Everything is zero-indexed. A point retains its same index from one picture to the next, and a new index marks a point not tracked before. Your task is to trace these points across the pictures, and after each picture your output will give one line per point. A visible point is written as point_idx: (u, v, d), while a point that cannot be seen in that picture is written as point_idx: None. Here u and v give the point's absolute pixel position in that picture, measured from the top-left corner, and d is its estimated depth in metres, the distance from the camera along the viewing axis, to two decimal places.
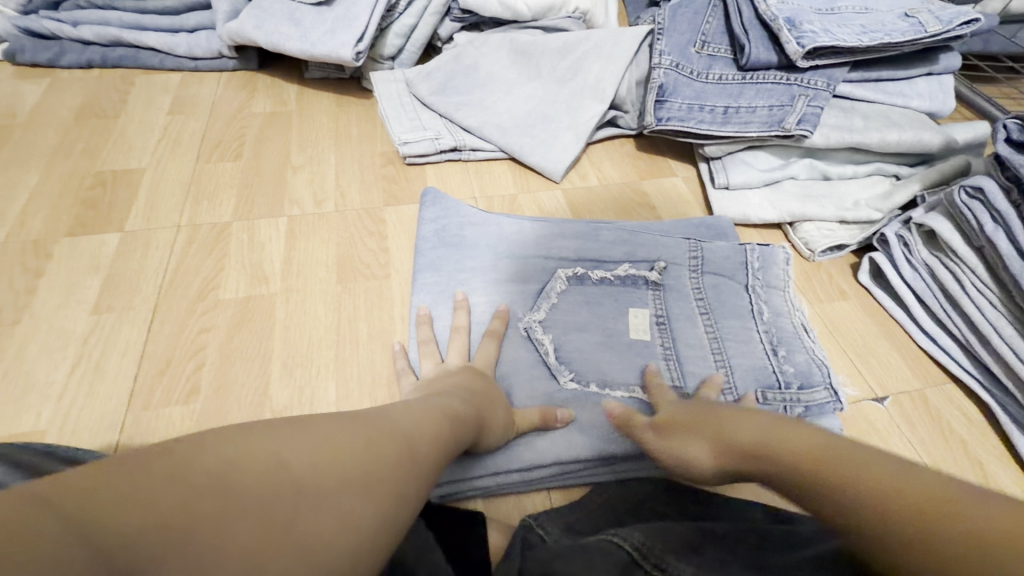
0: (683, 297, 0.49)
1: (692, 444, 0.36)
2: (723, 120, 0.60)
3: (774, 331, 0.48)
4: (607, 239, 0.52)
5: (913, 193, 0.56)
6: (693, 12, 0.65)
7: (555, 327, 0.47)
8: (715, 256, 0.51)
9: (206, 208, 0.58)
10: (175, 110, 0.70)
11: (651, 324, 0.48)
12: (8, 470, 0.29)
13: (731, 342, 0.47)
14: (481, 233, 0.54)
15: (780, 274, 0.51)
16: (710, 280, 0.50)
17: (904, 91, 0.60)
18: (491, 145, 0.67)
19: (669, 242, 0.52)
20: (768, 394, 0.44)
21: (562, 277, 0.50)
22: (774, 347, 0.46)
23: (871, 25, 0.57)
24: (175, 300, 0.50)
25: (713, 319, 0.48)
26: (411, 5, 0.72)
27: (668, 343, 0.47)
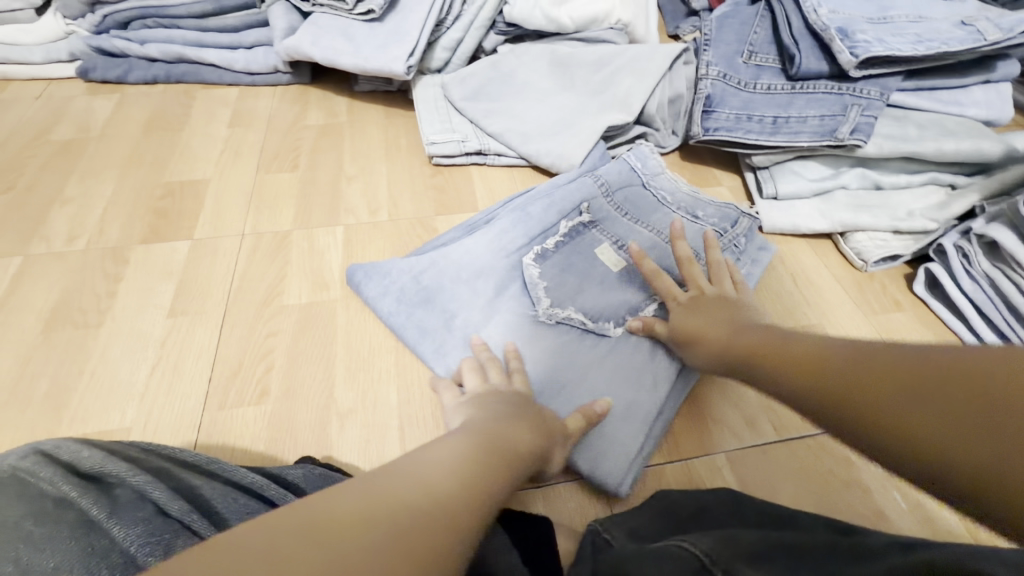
0: (613, 216, 0.56)
1: (700, 346, 0.42)
2: (773, 129, 0.60)
3: (682, 203, 0.58)
4: (532, 211, 0.55)
5: (972, 203, 0.56)
6: (740, 23, 0.66)
7: (568, 303, 0.49)
8: (610, 177, 0.59)
9: (268, 217, 0.61)
10: (234, 122, 0.73)
11: (617, 250, 0.54)
12: (120, 463, 0.31)
13: (668, 225, 0.56)
14: (496, 234, 0.54)
15: (655, 164, 0.62)
16: (621, 195, 0.58)
17: (960, 99, 0.59)
18: (513, 152, 0.68)
19: (574, 188, 0.58)
20: (718, 241, 0.55)
21: (531, 262, 0.52)
22: (692, 212, 0.57)
23: (927, 33, 0.57)
24: (243, 304, 0.52)
25: (645, 220, 0.57)
26: (458, 20, 0.75)
27: (639, 255, 0.53)
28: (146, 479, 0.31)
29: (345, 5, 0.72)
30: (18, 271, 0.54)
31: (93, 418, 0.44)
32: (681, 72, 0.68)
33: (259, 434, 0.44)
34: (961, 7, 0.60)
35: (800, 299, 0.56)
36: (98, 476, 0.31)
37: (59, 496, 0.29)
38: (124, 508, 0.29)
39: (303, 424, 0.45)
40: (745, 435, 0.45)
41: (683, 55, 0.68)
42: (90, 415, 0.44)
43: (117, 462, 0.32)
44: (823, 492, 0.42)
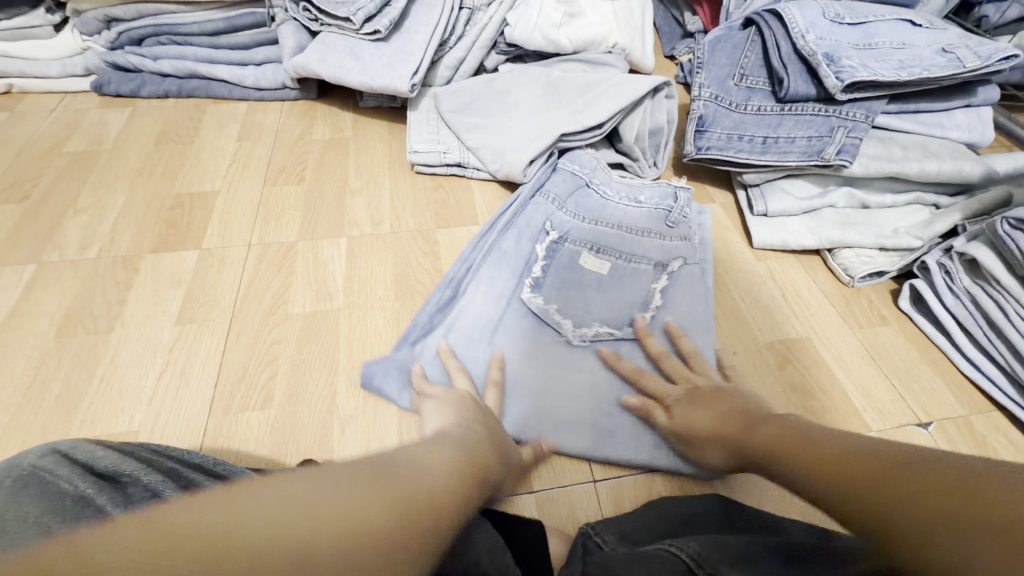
0: (577, 225, 0.60)
1: (709, 447, 0.42)
2: (763, 149, 0.62)
3: (625, 190, 0.64)
4: (505, 245, 0.58)
5: (955, 222, 0.57)
6: (732, 46, 0.68)
7: (577, 317, 0.53)
8: (557, 190, 0.64)
9: (274, 228, 0.63)
10: (243, 136, 0.75)
11: (594, 256, 0.58)
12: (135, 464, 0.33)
13: (622, 216, 0.62)
14: (496, 265, 0.57)
15: (591, 160, 0.67)
16: (572, 201, 0.63)
17: (942, 122, 0.62)
18: (486, 168, 0.69)
19: (534, 219, 0.61)
20: (672, 217, 0.61)
21: (529, 295, 0.54)
22: (635, 197, 0.63)
23: (909, 60, 0.59)
24: (250, 312, 0.54)
25: (600, 217, 0.61)
26: (461, 41, 0.78)
27: (615, 256, 0.57)
28: (157, 479, 0.32)
29: (352, 25, 0.74)
30: (32, 278, 0.56)
31: (103, 421, 0.46)
32: (664, 105, 0.70)
33: (263, 439, 0.45)
34: (943, 35, 0.63)
35: (789, 313, 0.57)
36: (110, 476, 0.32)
37: (77, 494, 0.30)
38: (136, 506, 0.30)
39: (305, 428, 0.46)
40: None
41: (666, 88, 0.69)
42: (100, 418, 0.46)
43: (130, 462, 0.33)
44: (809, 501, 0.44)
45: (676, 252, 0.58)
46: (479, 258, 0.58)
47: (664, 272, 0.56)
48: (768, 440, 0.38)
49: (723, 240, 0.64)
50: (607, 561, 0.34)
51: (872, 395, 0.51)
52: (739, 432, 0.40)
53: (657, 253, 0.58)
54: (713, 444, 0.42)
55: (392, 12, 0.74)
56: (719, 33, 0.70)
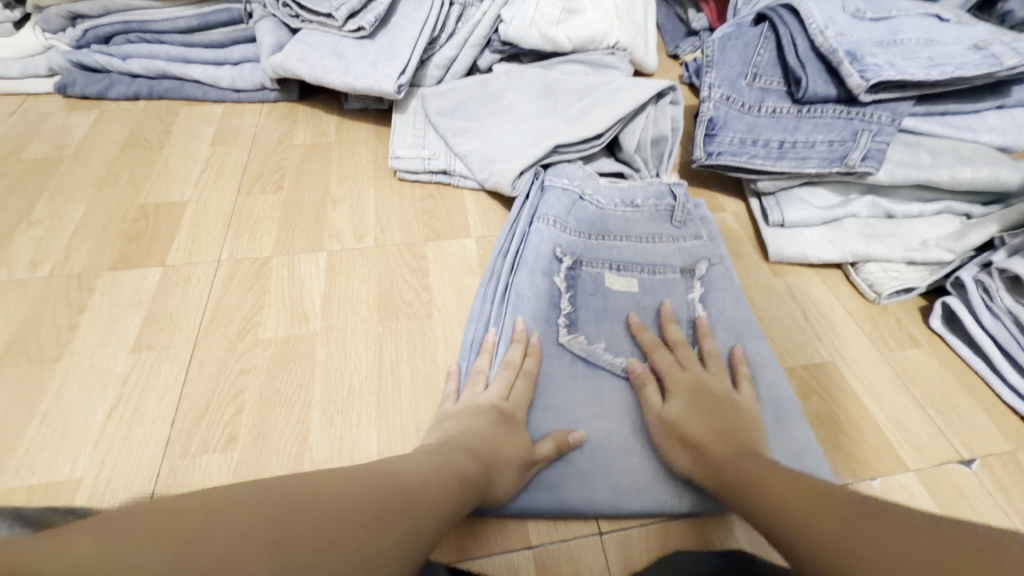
0: (586, 245, 0.54)
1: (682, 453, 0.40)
2: (779, 155, 0.58)
3: (619, 195, 0.59)
4: (523, 287, 0.50)
5: (991, 234, 0.52)
6: (743, 44, 0.63)
7: (629, 351, 0.47)
8: (552, 211, 0.56)
9: (247, 242, 0.57)
10: (217, 141, 0.70)
11: (616, 274, 0.52)
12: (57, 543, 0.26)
13: (623, 225, 0.57)
14: (521, 303, 0.49)
15: (577, 171, 0.61)
16: (572, 218, 0.56)
17: (974, 125, 0.57)
18: (474, 177, 0.65)
19: (544, 251, 0.53)
20: (678, 216, 0.57)
21: (569, 337, 0.48)
22: (631, 203, 0.58)
23: (939, 57, 0.54)
24: (216, 337, 0.49)
25: (603, 231, 0.56)
26: (451, 38, 0.73)
27: (637, 271, 0.52)
28: None
29: (334, 21, 0.69)
30: None
31: (40, 466, 0.40)
32: (669, 110, 0.64)
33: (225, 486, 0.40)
34: (973, 30, 0.58)
35: (811, 335, 0.52)
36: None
37: None
38: None
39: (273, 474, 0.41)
40: None
41: (669, 93, 0.64)
42: (37, 463, 0.40)
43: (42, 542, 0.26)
44: None
45: (696, 252, 0.54)
46: (504, 303, 0.49)
47: (691, 277, 0.52)
48: (743, 471, 0.36)
49: (736, 252, 0.59)
50: None
51: (907, 429, 0.46)
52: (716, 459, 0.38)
53: (677, 258, 0.54)
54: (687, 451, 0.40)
55: (378, 7, 0.69)
56: (722, 36, 0.65)
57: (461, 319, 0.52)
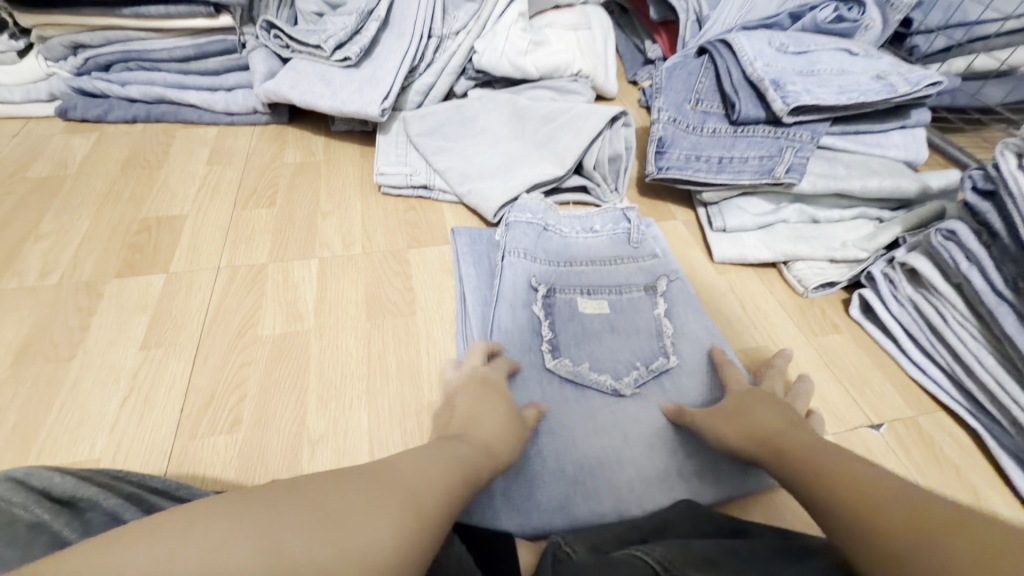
0: (557, 272, 0.60)
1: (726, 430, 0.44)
2: (718, 169, 0.66)
3: (580, 224, 0.66)
4: (507, 319, 0.55)
5: (896, 235, 0.61)
6: (687, 73, 0.72)
7: (610, 369, 0.52)
8: (521, 244, 0.61)
9: (244, 251, 0.63)
10: (213, 161, 0.75)
11: (587, 298, 0.58)
12: (104, 489, 0.32)
13: (586, 251, 0.63)
14: (505, 328, 0.54)
15: (540, 206, 0.66)
16: (540, 249, 0.62)
17: (881, 142, 0.66)
18: (453, 191, 0.72)
19: (522, 283, 0.58)
20: (636, 237, 0.64)
21: (555, 362, 0.52)
22: (591, 231, 0.65)
23: (848, 85, 0.64)
24: (218, 336, 0.54)
25: (570, 258, 0.62)
26: (430, 67, 0.80)
27: (606, 294, 0.58)
28: (117, 501, 0.30)
29: (323, 52, 0.76)
30: None
31: (61, 450, 0.45)
32: (624, 132, 0.72)
33: (231, 463, 0.45)
34: (877, 62, 0.68)
35: (749, 324, 0.60)
36: (55, 494, 0.30)
37: (33, 519, 0.28)
38: (95, 529, 0.28)
39: (274, 451, 0.46)
40: (698, 452, 0.47)
41: (622, 116, 0.72)
42: (57, 448, 0.45)
43: (89, 486, 0.31)
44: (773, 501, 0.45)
45: (656, 270, 0.61)
46: (493, 337, 0.54)
47: (654, 293, 0.59)
48: (787, 441, 0.40)
49: (685, 254, 0.67)
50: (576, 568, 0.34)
51: (828, 401, 0.53)
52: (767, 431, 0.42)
53: (638, 278, 0.60)
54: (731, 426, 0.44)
55: (362, 39, 0.76)
56: (665, 75, 0.73)
57: (441, 316, 0.58)
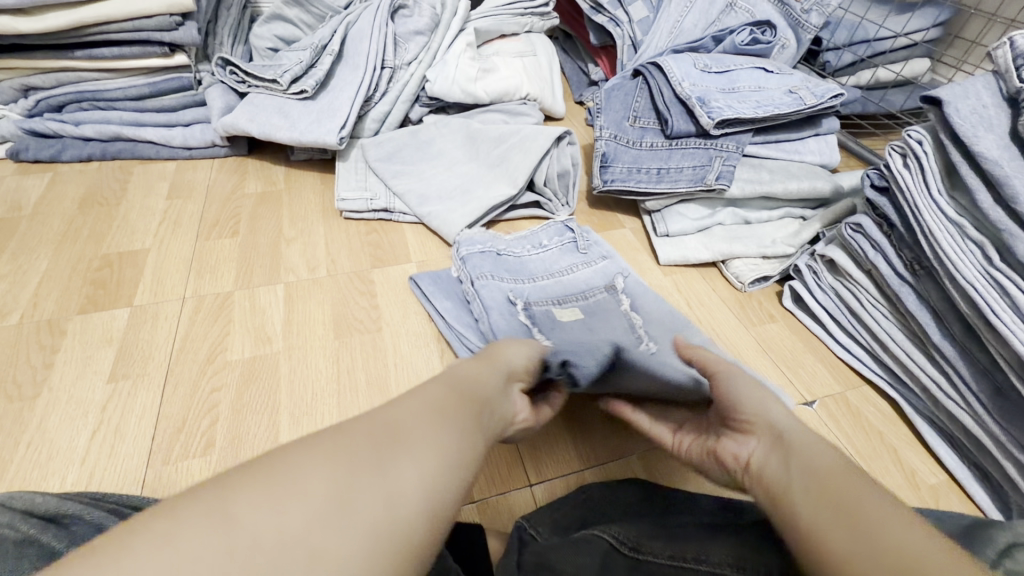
0: (527, 288, 0.62)
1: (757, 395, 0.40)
2: (658, 179, 0.72)
3: (528, 242, 0.69)
4: (498, 332, 0.55)
5: (817, 230, 0.68)
6: (624, 94, 0.78)
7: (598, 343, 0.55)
8: (484, 269, 0.63)
9: (209, 280, 0.64)
10: (173, 195, 0.77)
11: (558, 307, 0.60)
12: (86, 508, 0.33)
13: (541, 267, 0.66)
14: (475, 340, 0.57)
15: (483, 238, 0.68)
16: (503, 271, 0.64)
17: (799, 149, 0.74)
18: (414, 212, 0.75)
19: (500, 299, 0.59)
20: (583, 245, 0.69)
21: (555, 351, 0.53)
22: (540, 246, 0.69)
23: (764, 100, 0.71)
24: (187, 364, 0.55)
25: (531, 276, 0.64)
26: (385, 96, 0.84)
27: (574, 300, 0.61)
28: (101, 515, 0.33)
29: (279, 86, 0.79)
30: None
31: (30, 487, 0.45)
32: (569, 150, 0.78)
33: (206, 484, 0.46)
34: (790, 78, 0.75)
35: (694, 319, 0.65)
36: (42, 514, 0.32)
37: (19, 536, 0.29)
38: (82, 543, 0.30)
39: None
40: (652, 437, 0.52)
41: (567, 136, 0.77)
42: (27, 484, 0.45)
43: (72, 505, 0.33)
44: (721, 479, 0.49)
45: (609, 271, 0.66)
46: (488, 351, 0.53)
47: (615, 292, 0.63)
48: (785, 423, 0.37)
49: (634, 259, 0.73)
50: (542, 551, 0.37)
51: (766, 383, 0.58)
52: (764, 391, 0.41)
53: (599, 280, 0.64)
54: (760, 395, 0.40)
55: (317, 73, 0.80)
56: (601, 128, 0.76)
57: (407, 330, 0.61)
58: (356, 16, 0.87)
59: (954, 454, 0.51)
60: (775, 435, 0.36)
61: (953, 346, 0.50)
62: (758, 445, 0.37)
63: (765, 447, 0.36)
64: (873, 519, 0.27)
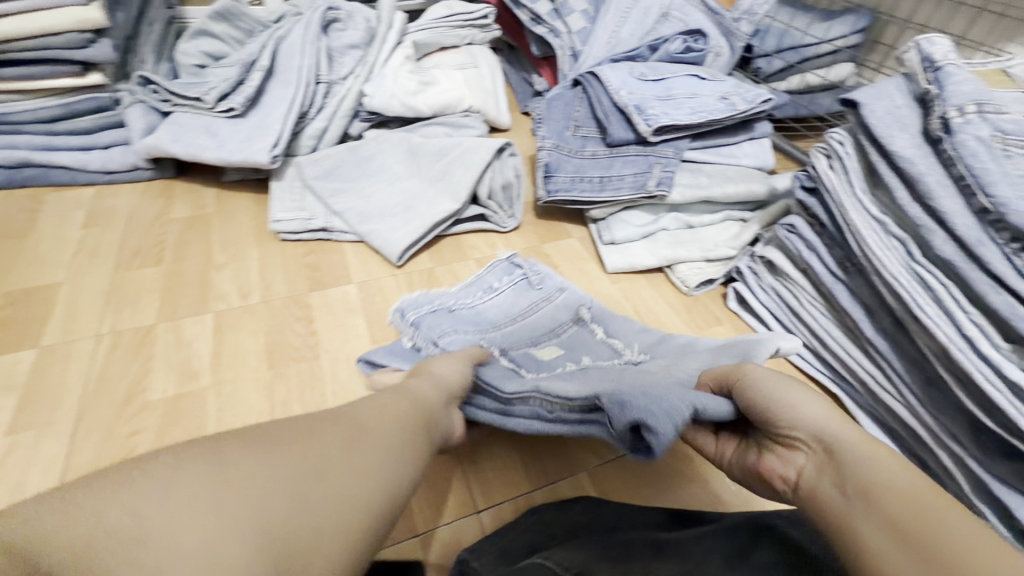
0: (496, 336, 0.57)
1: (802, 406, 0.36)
2: (600, 187, 0.72)
3: (478, 289, 0.65)
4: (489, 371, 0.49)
5: (756, 232, 0.70)
6: (564, 104, 0.79)
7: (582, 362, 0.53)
8: (443, 327, 0.57)
9: (129, 314, 0.60)
10: (90, 223, 0.71)
11: (534, 348, 0.56)
12: None
13: (501, 315, 0.61)
14: None
15: (428, 302, 0.62)
16: (466, 325, 0.58)
17: (735, 153, 0.75)
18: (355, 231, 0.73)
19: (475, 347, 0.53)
20: (536, 282, 0.65)
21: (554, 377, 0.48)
22: (490, 291, 0.64)
23: (699, 106, 0.72)
24: (101, 408, 0.50)
25: (495, 324, 0.60)
26: (321, 111, 0.81)
27: (546, 339, 0.57)
28: None
29: (205, 104, 0.76)
30: None
31: None
32: (510, 163, 0.77)
33: None
34: (723, 84, 0.77)
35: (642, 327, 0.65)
36: None
37: None
38: None
39: None
40: (602, 451, 0.51)
41: (508, 147, 0.77)
42: None
43: None
44: (672, 489, 0.48)
45: (572, 302, 0.62)
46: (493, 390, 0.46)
47: (584, 324, 0.59)
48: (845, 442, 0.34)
49: (581, 269, 0.72)
50: None
51: None
52: (807, 393, 0.37)
53: (568, 312, 0.61)
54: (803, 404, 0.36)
55: (246, 89, 0.76)
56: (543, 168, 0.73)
57: (347, 355, 0.58)
58: (286, 31, 0.84)
59: (894, 446, 0.52)
60: (825, 449, 0.34)
61: (885, 341, 0.51)
62: (812, 462, 0.34)
63: (821, 467, 0.34)
64: (972, 559, 0.26)
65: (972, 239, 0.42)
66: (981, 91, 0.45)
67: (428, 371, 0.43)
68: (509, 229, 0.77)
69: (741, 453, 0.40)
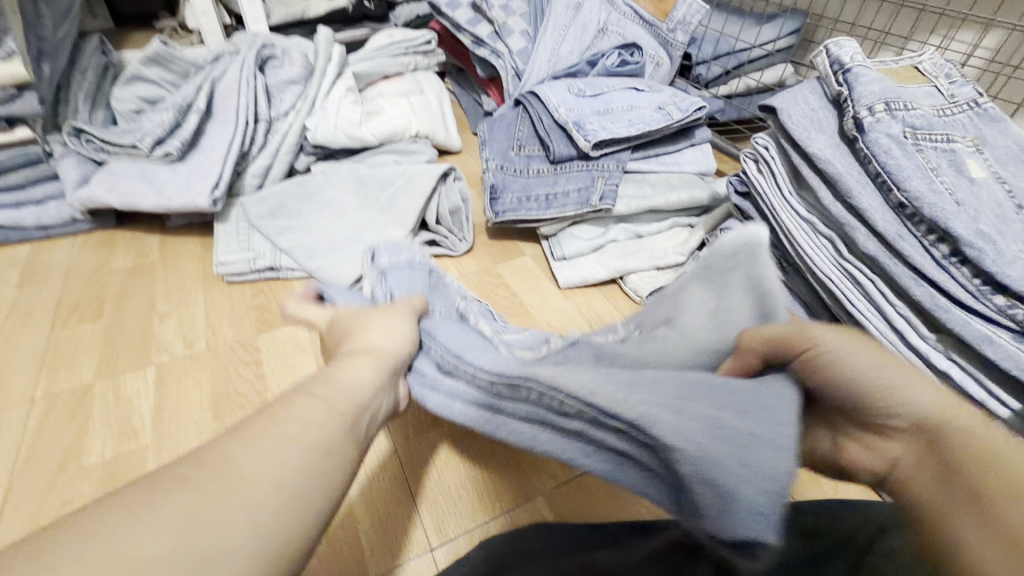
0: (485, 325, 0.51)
1: (904, 391, 0.34)
2: (547, 205, 0.72)
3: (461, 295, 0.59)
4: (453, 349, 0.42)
5: (702, 237, 0.71)
6: (507, 124, 0.80)
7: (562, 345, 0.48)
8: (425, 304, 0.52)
9: (65, 374, 0.57)
10: (26, 281, 0.69)
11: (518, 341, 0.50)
12: None
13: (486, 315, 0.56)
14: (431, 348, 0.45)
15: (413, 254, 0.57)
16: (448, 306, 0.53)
17: (678, 160, 0.76)
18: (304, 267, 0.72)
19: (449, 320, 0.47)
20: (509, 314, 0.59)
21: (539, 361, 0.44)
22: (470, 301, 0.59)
23: (636, 118, 0.73)
24: (31, 478, 0.48)
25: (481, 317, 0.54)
26: (263, 150, 0.80)
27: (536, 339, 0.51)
28: None
29: (141, 151, 0.74)
30: None
31: None
32: (455, 187, 0.77)
33: None
34: (659, 94, 0.79)
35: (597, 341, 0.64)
36: None
37: None
38: None
39: None
40: (559, 474, 0.50)
41: (452, 172, 0.77)
42: None
43: None
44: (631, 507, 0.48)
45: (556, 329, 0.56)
46: (481, 379, 0.39)
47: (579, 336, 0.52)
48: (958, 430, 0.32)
49: (536, 286, 0.72)
50: None
51: None
52: (904, 370, 0.35)
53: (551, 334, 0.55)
54: (907, 389, 0.34)
55: (183, 133, 0.75)
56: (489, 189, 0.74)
57: None
58: (221, 71, 0.83)
59: None
60: (930, 437, 0.32)
61: None
62: (909, 450, 0.33)
63: (921, 456, 0.32)
64: None
65: (892, 233, 0.43)
66: (888, 90, 0.47)
67: (364, 336, 0.41)
68: (460, 253, 0.76)
69: (810, 435, 0.39)
